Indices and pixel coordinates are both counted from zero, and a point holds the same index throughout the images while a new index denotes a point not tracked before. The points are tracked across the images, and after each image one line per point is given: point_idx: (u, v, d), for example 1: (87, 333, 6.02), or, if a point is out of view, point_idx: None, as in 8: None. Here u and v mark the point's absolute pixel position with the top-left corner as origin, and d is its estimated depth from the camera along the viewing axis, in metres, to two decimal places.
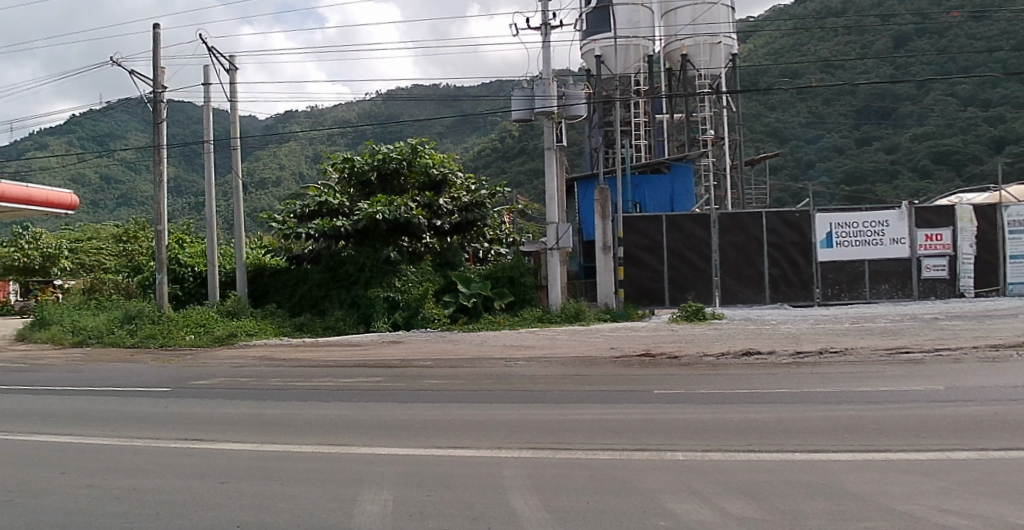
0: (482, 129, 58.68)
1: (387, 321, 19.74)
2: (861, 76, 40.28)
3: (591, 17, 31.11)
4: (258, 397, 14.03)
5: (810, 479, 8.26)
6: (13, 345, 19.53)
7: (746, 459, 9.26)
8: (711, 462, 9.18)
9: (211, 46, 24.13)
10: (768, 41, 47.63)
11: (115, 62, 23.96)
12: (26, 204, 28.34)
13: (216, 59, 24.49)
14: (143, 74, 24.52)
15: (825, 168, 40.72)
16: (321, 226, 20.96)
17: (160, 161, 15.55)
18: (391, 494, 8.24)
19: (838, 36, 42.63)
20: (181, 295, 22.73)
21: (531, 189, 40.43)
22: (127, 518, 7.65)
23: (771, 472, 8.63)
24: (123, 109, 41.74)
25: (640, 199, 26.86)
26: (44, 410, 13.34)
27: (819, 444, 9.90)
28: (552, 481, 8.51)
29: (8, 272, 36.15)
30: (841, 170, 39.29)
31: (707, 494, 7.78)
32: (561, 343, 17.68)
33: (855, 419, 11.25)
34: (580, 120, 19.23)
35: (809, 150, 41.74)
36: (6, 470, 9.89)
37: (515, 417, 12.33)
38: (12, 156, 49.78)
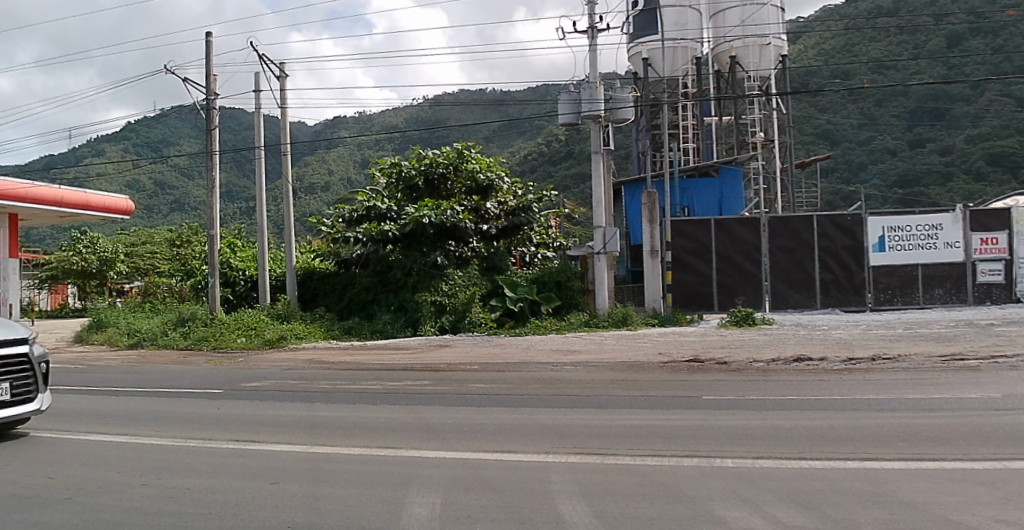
0: (528, 133, 58.62)
1: (434, 325, 19.89)
2: (913, 76, 39.12)
3: (638, 20, 30.92)
4: (307, 400, 14.16)
5: (863, 487, 8.05)
6: (73, 346, 20.04)
7: (799, 466, 9.06)
8: (762, 469, 9.00)
9: (261, 54, 24.47)
10: (816, 43, 46.87)
11: (171, 71, 24.41)
12: (84, 209, 29.06)
13: (268, 66, 24.80)
14: (196, 83, 24.99)
15: (877, 170, 39.85)
16: (370, 230, 21.18)
17: (212, 167, 15.72)
18: (439, 497, 8.19)
19: (890, 36, 41.77)
20: (233, 299, 23.07)
21: (578, 193, 40.30)
22: (181, 517, 7.72)
23: (823, 480, 8.42)
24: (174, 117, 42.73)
25: (688, 203, 26.69)
26: (103, 409, 13.66)
27: (874, 452, 9.63)
28: (600, 487, 8.40)
29: (67, 275, 36.44)
30: (893, 173, 38.40)
31: (758, 502, 7.62)
32: (608, 347, 17.53)
33: (913, 428, 10.91)
34: (627, 123, 19.17)
35: (861, 153, 40.90)
36: (67, 468, 10.13)
37: (563, 421, 12.24)
38: (70, 161, 51.30)
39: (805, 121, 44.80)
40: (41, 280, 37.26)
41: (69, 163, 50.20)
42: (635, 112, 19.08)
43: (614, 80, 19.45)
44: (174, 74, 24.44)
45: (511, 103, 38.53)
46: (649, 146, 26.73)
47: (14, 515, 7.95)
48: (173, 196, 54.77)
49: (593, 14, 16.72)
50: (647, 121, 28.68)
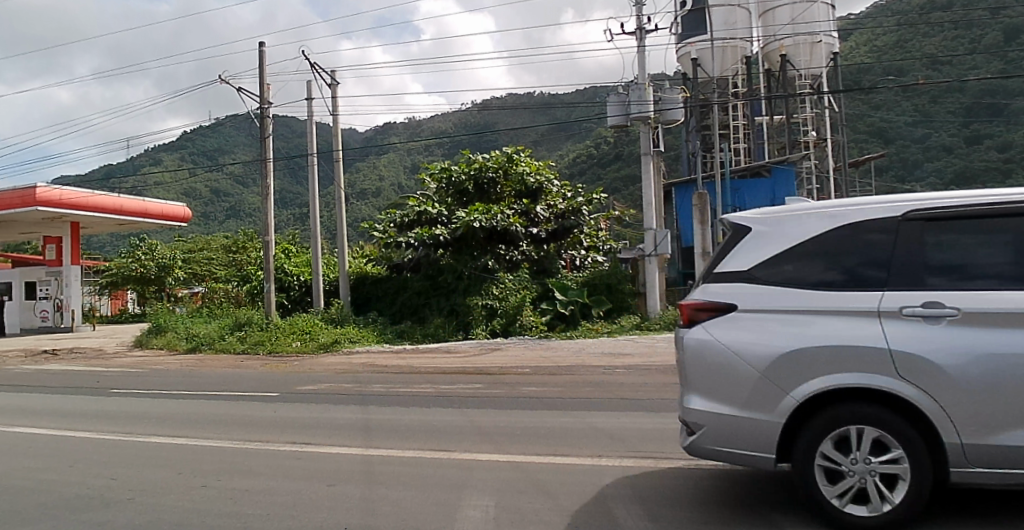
0: (577, 136, 58.46)
1: (485, 329, 19.87)
2: (970, 71, 38.09)
3: (686, 20, 30.69)
4: (361, 403, 14.32)
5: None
6: (133, 350, 20.49)
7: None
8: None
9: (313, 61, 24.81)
10: (868, 40, 45.91)
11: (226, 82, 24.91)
12: (144, 217, 29.73)
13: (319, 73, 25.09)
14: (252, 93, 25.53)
15: (934, 168, 38.96)
16: (422, 235, 21.34)
17: (267, 174, 15.97)
18: (493, 499, 8.26)
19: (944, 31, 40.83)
20: (288, 304, 23.32)
21: (629, 195, 40.11)
22: (239, 519, 8.02)
23: None
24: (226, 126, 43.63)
25: (740, 203, 26.53)
26: (167, 414, 14.06)
27: None
28: (654, 490, 8.34)
29: (127, 281, 37.49)
30: (951, 170, 37.36)
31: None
32: (660, 350, 17.41)
33: None
34: (678, 124, 19.13)
35: (916, 150, 40.01)
36: (126, 470, 10.50)
37: (616, 424, 12.17)
38: (130, 171, 52.92)
39: (859, 119, 43.86)
40: (101, 287, 38.50)
41: (129, 173, 51.79)
42: (684, 113, 19.01)
43: (664, 81, 19.40)
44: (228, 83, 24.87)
45: (562, 106, 38.51)
46: (699, 147, 26.45)
47: (83, 516, 8.36)
48: (229, 204, 55.76)
49: (641, 15, 16.64)
50: (698, 122, 28.41)
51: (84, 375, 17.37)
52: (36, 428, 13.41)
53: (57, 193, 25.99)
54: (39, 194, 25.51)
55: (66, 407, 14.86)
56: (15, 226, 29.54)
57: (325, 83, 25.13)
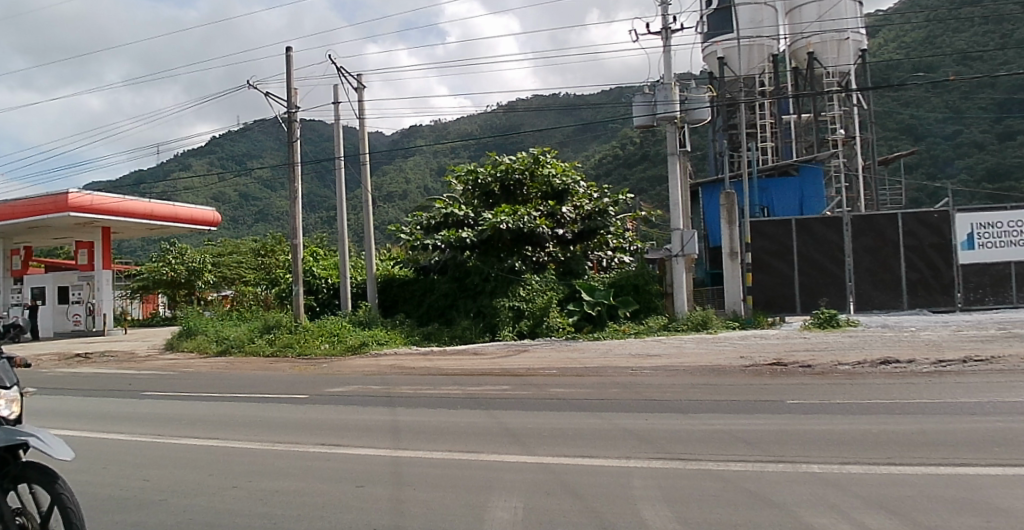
0: (603, 137, 58.28)
1: (512, 330, 19.96)
2: (1002, 66, 37.55)
3: (712, 19, 30.51)
4: (388, 405, 14.39)
5: (958, 495, 7.68)
6: (164, 353, 20.69)
7: (888, 472, 8.77)
8: (851, 475, 8.74)
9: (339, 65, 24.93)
10: (897, 35, 45.27)
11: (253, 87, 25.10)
12: (174, 221, 30.05)
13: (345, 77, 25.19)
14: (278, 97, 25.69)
15: (965, 165, 38.49)
16: (449, 237, 21.29)
17: (295, 179, 16.07)
18: (521, 501, 8.28)
19: (974, 26, 40.26)
20: (316, 306, 23.47)
21: (656, 195, 39.95)
22: (269, 519, 8.10)
23: (910, 485, 8.14)
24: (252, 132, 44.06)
25: (768, 204, 26.31)
26: (198, 416, 14.21)
27: (968, 458, 9.24)
28: (684, 492, 8.30)
29: (158, 285, 37.98)
30: (981, 166, 37.61)
31: (848, 508, 7.43)
32: (688, 351, 17.32)
33: (1013, 433, 10.41)
34: (704, 124, 18.96)
35: (946, 146, 39.57)
36: (159, 471, 10.63)
37: (644, 425, 12.14)
38: (160, 176, 53.67)
39: (888, 117, 43.33)
40: (133, 290, 39.11)
41: (160, 178, 52.53)
42: (710, 112, 18.87)
43: (689, 81, 19.31)
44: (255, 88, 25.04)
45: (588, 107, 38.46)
46: (726, 146, 26.24)
47: (116, 516, 8.49)
48: (258, 207, 56.32)
49: (666, 15, 16.57)
50: (724, 121, 28.23)
51: (117, 377, 17.60)
52: (71, 429, 13.62)
53: (88, 199, 26.35)
54: (71, 200, 25.88)
55: (100, 409, 15.09)
56: (49, 230, 30.03)
57: (351, 87, 25.28)
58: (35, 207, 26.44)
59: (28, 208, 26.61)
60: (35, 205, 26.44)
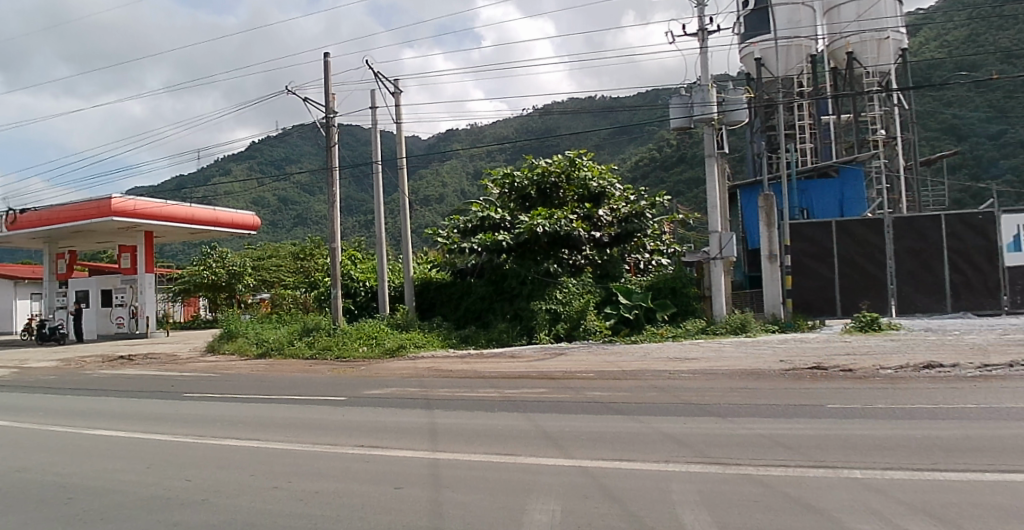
0: (639, 139, 57.93)
1: (549, 333, 19.91)
2: None
3: (749, 19, 30.29)
4: (426, 407, 14.47)
5: (1008, 502, 7.56)
6: (205, 355, 20.98)
7: (933, 479, 8.62)
8: (894, 481, 8.62)
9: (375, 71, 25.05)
10: (939, 34, 44.42)
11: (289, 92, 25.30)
12: (215, 226, 30.43)
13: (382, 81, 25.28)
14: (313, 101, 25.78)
15: (1010, 166, 37.75)
16: (484, 240, 21.37)
17: (333, 183, 16.21)
18: (558, 504, 8.29)
19: (1020, 24, 39.43)
20: (354, 309, 23.58)
21: (693, 198, 39.75)
22: (308, 520, 8.20)
23: (954, 492, 8.03)
24: (288, 137, 44.64)
25: (808, 205, 26.08)
26: (239, 417, 14.43)
27: (1015, 465, 9.06)
28: (723, 497, 8.22)
29: (198, 289, 38.53)
30: None
31: (892, 515, 7.33)
32: (727, 355, 17.14)
33: None
34: (742, 125, 18.89)
35: (990, 147, 38.90)
36: (201, 471, 10.81)
37: (682, 429, 12.06)
38: (201, 181, 54.66)
39: (929, 117, 42.45)
40: (174, 294, 39.59)
41: (201, 183, 53.55)
42: (749, 113, 18.75)
43: (727, 82, 19.13)
44: (292, 93, 25.26)
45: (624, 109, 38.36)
46: (764, 148, 25.92)
47: (159, 516, 8.66)
48: (297, 212, 57.16)
49: (702, 16, 16.51)
50: (763, 122, 27.98)
51: (160, 379, 17.89)
52: (117, 430, 13.89)
53: (131, 204, 26.85)
54: (114, 205, 26.38)
55: (144, 410, 15.36)
56: (93, 235, 30.70)
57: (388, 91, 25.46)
58: (80, 211, 27.00)
59: (73, 213, 27.20)
60: (80, 210, 27.03)
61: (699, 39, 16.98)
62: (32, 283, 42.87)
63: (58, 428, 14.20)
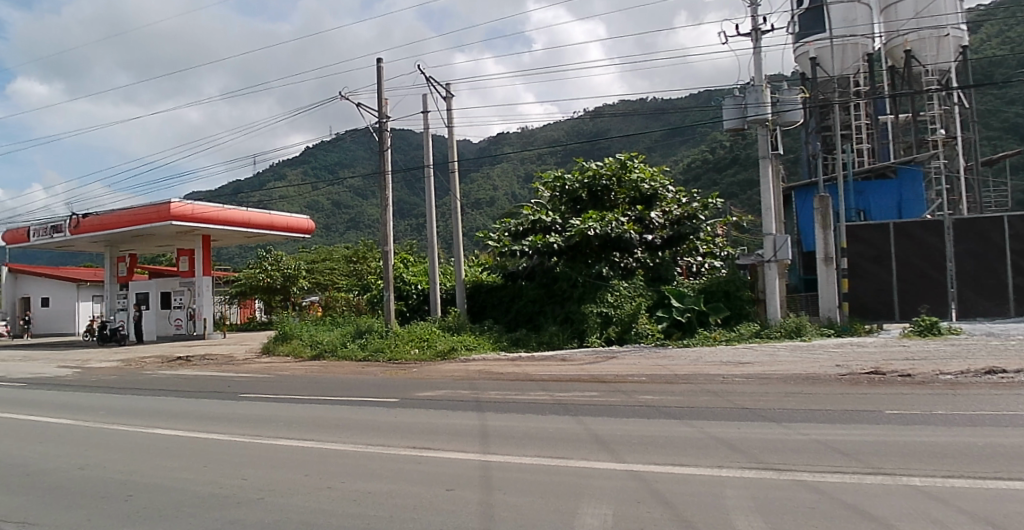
0: (691, 141, 57.42)
1: (601, 337, 19.89)
2: None
3: (803, 18, 29.86)
4: (478, 409, 14.52)
5: None
6: (261, 357, 21.33)
7: (998, 488, 8.38)
8: (956, 490, 8.40)
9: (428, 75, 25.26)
10: (1002, 30, 43.25)
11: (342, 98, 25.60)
12: (270, 229, 31.01)
13: (434, 86, 25.53)
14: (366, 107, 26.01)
15: None
16: (536, 242, 21.84)
17: (386, 187, 16.39)
18: (610, 508, 8.24)
19: None
20: (406, 311, 23.85)
21: (747, 200, 39.26)
22: (362, 520, 8.30)
23: (1020, 502, 7.80)
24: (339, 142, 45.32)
25: (865, 207, 25.52)
26: (294, 417, 14.68)
27: None
28: (778, 503, 8.12)
29: (254, 291, 39.42)
30: None
31: (954, 525, 7.15)
32: (782, 359, 16.89)
33: None
34: (796, 126, 18.67)
35: None
36: (257, 470, 11.02)
37: (736, 434, 11.92)
38: (255, 185, 55.84)
39: (991, 116, 41.16)
40: (231, 296, 40.53)
41: (255, 187, 54.68)
42: (804, 113, 18.51)
43: (782, 82, 18.93)
44: (346, 98, 25.48)
45: (677, 111, 38.19)
46: (819, 149, 25.48)
47: (216, 514, 8.85)
48: (349, 216, 58.18)
49: (757, 15, 16.57)
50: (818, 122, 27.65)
51: (217, 380, 18.26)
52: (175, 429, 14.21)
53: (190, 208, 27.46)
54: (173, 209, 26.98)
55: (201, 409, 15.70)
56: (153, 239, 31.52)
57: (440, 95, 25.61)
58: (139, 215, 27.76)
59: (133, 217, 27.96)
60: (139, 214, 27.74)
61: (754, 40, 16.88)
62: (93, 285, 44.19)
63: (119, 426, 14.59)
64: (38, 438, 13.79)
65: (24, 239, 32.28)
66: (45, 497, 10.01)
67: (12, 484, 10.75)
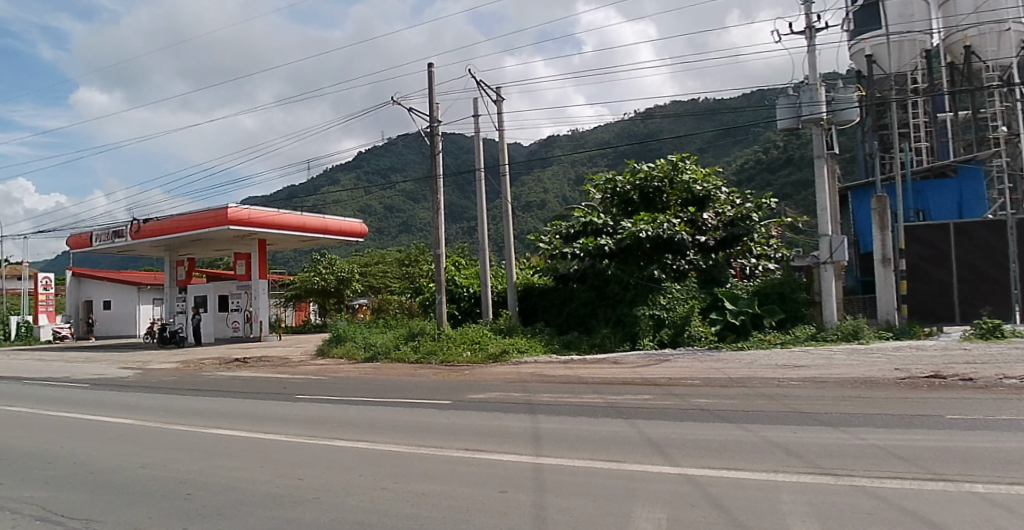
0: (745, 141, 56.65)
1: (653, 340, 19.83)
2: None
3: (858, 15, 29.58)
4: (530, 412, 14.59)
5: None
6: (317, 359, 21.77)
7: None
8: (1021, 497, 8.18)
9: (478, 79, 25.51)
10: None
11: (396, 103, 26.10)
12: (324, 233, 31.52)
13: (485, 90, 25.79)
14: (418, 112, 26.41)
15: None
16: (586, 245, 21.54)
17: (438, 191, 16.55)
18: (664, 512, 8.22)
19: None
20: (458, 314, 24.05)
21: (802, 201, 38.73)
22: (416, 520, 8.42)
23: None
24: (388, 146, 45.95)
25: (923, 207, 25.05)
26: (351, 418, 14.93)
27: None
28: (835, 509, 8.02)
29: (309, 294, 40.12)
30: None
31: None
32: (839, 363, 16.65)
33: None
34: (852, 125, 18.38)
35: None
36: (314, 470, 11.24)
37: (791, 439, 11.78)
38: (309, 190, 57.08)
39: None
40: (286, 299, 41.32)
41: (307, 192, 55.78)
42: (860, 113, 18.26)
43: (836, 80, 18.72)
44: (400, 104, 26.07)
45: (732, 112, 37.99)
46: (877, 149, 25.10)
47: (273, 513, 9.05)
48: (401, 219, 59.01)
49: (811, 13, 16.43)
50: (874, 121, 27.31)
51: (275, 381, 18.69)
52: (232, 429, 14.56)
53: (245, 212, 28.03)
54: (230, 214, 27.58)
55: (259, 410, 16.06)
56: (209, 244, 32.32)
57: (489, 99, 25.85)
58: (197, 221, 28.42)
59: (190, 222, 28.66)
60: (197, 219, 28.39)
61: (808, 39, 16.73)
62: (153, 289, 45.46)
63: (179, 426, 15.01)
64: (102, 436, 14.28)
65: (87, 245, 33.41)
66: (109, 494, 10.36)
67: (77, 481, 11.13)
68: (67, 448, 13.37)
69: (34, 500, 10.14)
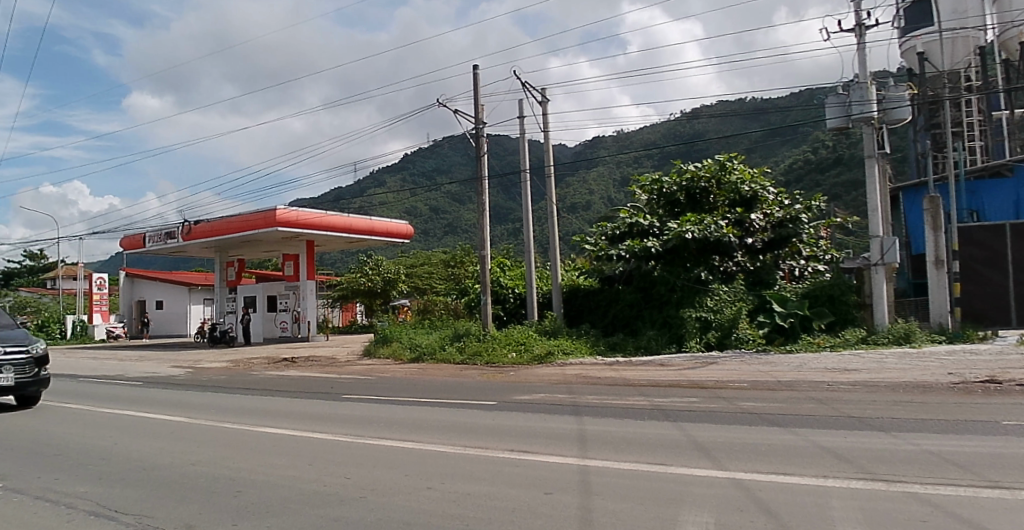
0: (794, 141, 55.71)
1: (699, 342, 19.74)
2: None
3: (910, 12, 29.33)
4: (575, 414, 14.59)
5: None
6: (364, 359, 22.09)
7: None
8: None
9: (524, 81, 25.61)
10: None
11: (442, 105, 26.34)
12: (370, 235, 31.85)
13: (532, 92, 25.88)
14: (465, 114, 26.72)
15: None
16: (632, 247, 21.64)
17: (483, 192, 16.62)
18: (712, 516, 8.18)
19: None
20: (504, 315, 24.20)
21: (852, 201, 38.14)
22: (462, 520, 8.50)
23: None
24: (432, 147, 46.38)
25: (978, 207, 24.51)
26: (397, 418, 15.10)
27: None
28: (886, 515, 7.91)
29: (355, 295, 40.64)
30: None
31: None
32: (890, 367, 16.37)
33: None
34: (904, 124, 18.08)
35: None
36: (361, 469, 11.38)
37: (842, 443, 11.61)
38: (355, 191, 57.92)
39: None
40: (333, 300, 41.98)
41: (353, 193, 56.59)
42: (912, 111, 17.94)
43: (887, 77, 18.40)
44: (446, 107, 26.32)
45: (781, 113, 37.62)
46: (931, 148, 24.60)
47: (321, 510, 9.21)
48: (446, 221, 59.53)
49: (860, 11, 16.13)
50: (927, 119, 26.82)
51: (322, 381, 18.98)
52: (280, 427, 14.83)
53: (294, 214, 28.49)
54: (278, 216, 28.05)
55: (306, 409, 16.33)
56: (257, 244, 32.96)
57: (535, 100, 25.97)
58: (246, 222, 28.98)
59: (240, 224, 29.26)
60: (246, 221, 28.96)
61: (858, 37, 16.47)
62: (203, 289, 46.56)
63: (228, 424, 15.34)
64: (154, 433, 14.65)
65: (139, 245, 34.27)
66: (162, 489, 10.64)
67: (131, 477, 11.42)
68: (122, 444, 13.74)
69: (91, 495, 10.44)
